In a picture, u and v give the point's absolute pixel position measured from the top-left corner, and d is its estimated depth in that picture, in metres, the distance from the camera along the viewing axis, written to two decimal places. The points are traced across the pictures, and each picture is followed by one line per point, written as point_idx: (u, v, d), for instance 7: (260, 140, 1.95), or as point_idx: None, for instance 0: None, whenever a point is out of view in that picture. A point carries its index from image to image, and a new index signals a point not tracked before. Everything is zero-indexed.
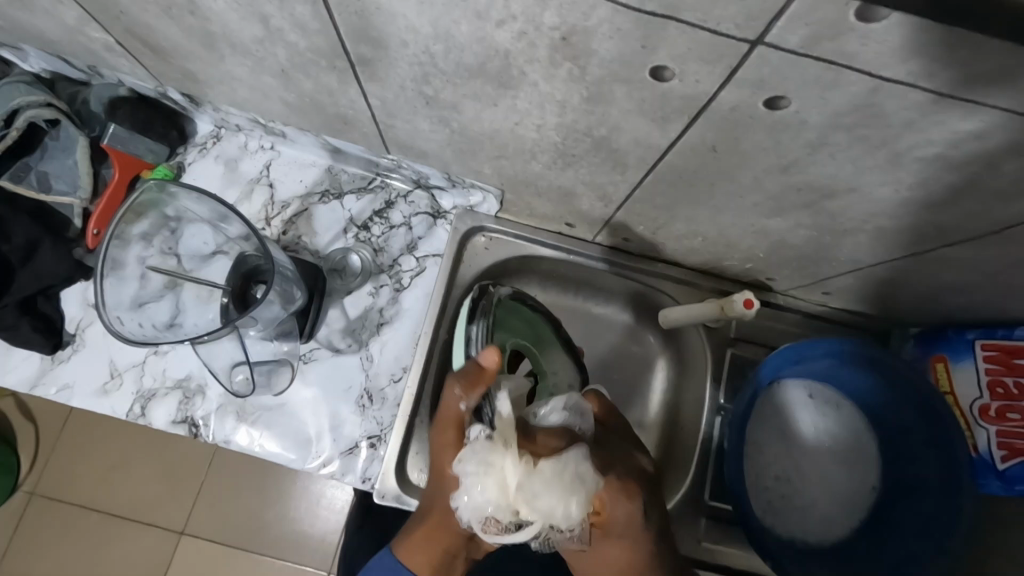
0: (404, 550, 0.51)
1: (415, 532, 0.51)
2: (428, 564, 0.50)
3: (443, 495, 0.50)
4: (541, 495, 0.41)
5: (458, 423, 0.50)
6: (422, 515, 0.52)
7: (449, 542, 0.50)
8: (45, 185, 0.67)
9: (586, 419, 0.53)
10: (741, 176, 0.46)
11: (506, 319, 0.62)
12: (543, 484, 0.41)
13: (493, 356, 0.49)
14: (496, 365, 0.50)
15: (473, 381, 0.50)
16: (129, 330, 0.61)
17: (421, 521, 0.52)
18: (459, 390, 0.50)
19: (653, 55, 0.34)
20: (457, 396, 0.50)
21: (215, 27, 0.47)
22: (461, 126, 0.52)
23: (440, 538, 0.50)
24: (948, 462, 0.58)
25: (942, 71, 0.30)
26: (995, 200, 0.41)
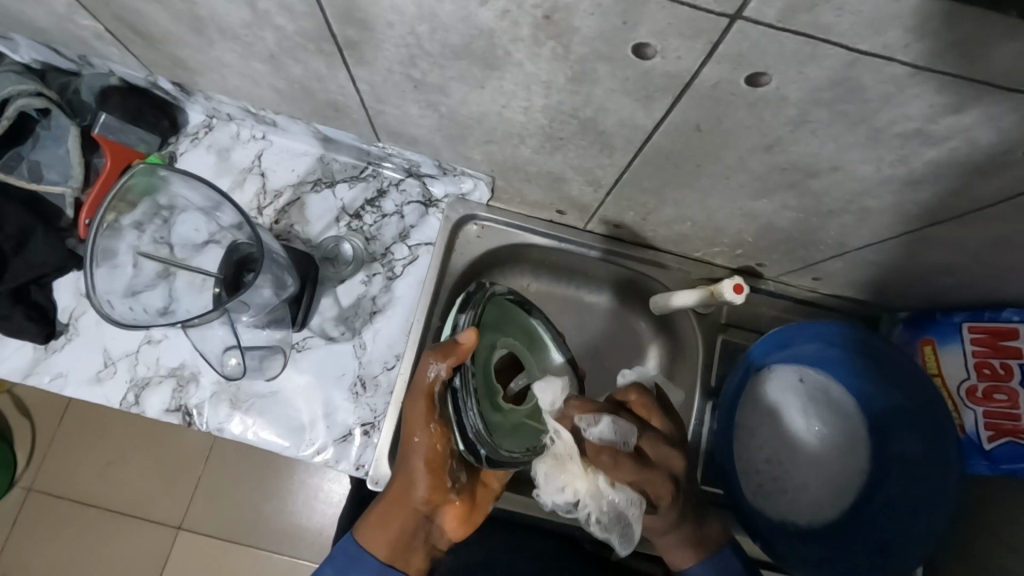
0: (362, 530, 0.53)
1: (374, 509, 0.54)
2: (387, 540, 0.52)
3: (406, 468, 0.55)
4: (589, 500, 0.51)
5: (429, 393, 0.53)
6: (382, 493, 0.56)
7: (406, 517, 0.54)
8: (36, 175, 0.68)
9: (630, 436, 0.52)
10: (726, 156, 0.47)
11: (496, 317, 0.59)
12: (593, 494, 0.51)
13: (471, 334, 0.51)
14: (473, 343, 0.51)
15: (446, 353, 0.51)
16: (121, 313, 0.61)
17: (379, 498, 0.55)
18: (431, 359, 0.52)
19: (634, 32, 0.35)
20: (431, 365, 0.52)
21: (202, 10, 0.48)
22: (449, 110, 0.53)
23: (398, 513, 0.54)
24: (938, 442, 0.59)
25: (916, 42, 0.30)
26: (973, 175, 0.41)
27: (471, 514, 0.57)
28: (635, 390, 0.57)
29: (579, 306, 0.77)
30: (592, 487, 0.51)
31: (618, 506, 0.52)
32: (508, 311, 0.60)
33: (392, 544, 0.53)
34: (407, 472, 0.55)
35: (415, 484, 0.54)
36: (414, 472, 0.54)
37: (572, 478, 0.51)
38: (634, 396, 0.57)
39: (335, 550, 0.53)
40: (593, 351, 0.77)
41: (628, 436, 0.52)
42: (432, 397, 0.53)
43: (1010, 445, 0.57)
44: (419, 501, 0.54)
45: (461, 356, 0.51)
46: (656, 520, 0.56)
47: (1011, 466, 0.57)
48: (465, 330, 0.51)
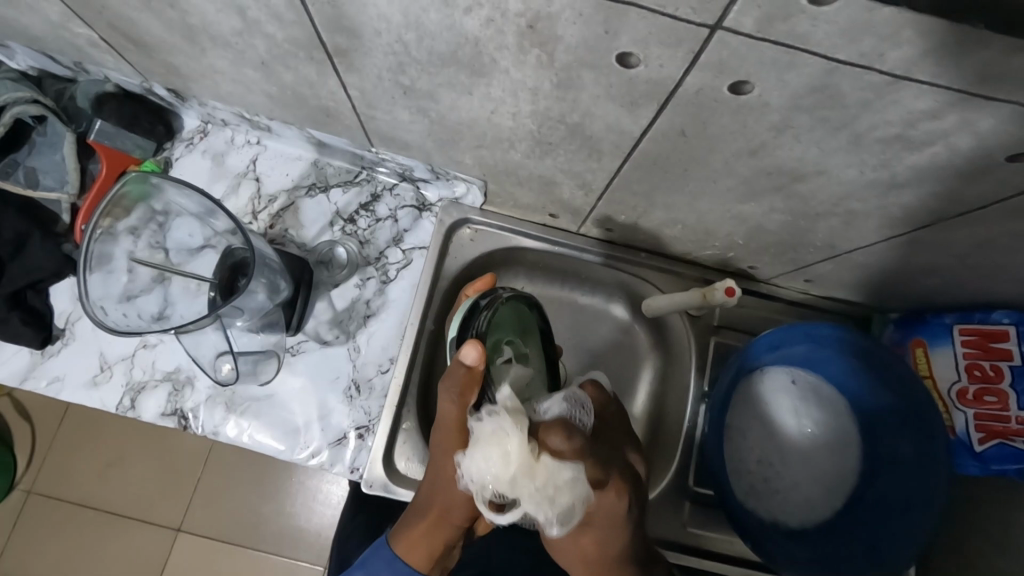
0: (401, 544, 0.51)
1: (415, 528, 0.51)
2: (428, 557, 0.51)
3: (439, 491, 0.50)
4: (527, 482, 0.40)
5: (459, 431, 0.47)
6: (420, 511, 0.51)
7: (448, 534, 0.51)
8: (32, 181, 0.68)
9: (588, 416, 0.49)
10: (712, 161, 0.47)
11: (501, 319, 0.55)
12: (534, 476, 0.40)
13: (473, 351, 0.46)
14: (479, 361, 0.46)
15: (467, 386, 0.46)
16: (113, 320, 0.62)
17: (419, 516, 0.51)
18: (455, 397, 0.47)
19: (616, 40, 0.35)
20: (453, 405, 0.47)
21: (195, 20, 0.48)
22: (439, 116, 0.53)
23: (439, 535, 0.51)
24: (928, 444, 0.60)
25: (892, 51, 0.30)
26: (955, 180, 0.42)
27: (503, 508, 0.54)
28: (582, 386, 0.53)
29: (573, 308, 0.78)
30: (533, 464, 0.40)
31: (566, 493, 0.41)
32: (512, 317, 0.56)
33: (432, 555, 0.52)
34: (443, 501, 0.49)
35: (457, 511, 0.49)
36: (455, 500, 0.49)
37: (515, 438, 0.40)
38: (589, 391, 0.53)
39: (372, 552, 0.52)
40: (587, 353, 0.77)
41: (580, 417, 0.47)
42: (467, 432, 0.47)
43: (1000, 446, 0.57)
44: (461, 520, 0.50)
45: (467, 380, 0.46)
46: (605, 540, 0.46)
47: (1001, 466, 0.57)
48: (468, 348, 0.46)
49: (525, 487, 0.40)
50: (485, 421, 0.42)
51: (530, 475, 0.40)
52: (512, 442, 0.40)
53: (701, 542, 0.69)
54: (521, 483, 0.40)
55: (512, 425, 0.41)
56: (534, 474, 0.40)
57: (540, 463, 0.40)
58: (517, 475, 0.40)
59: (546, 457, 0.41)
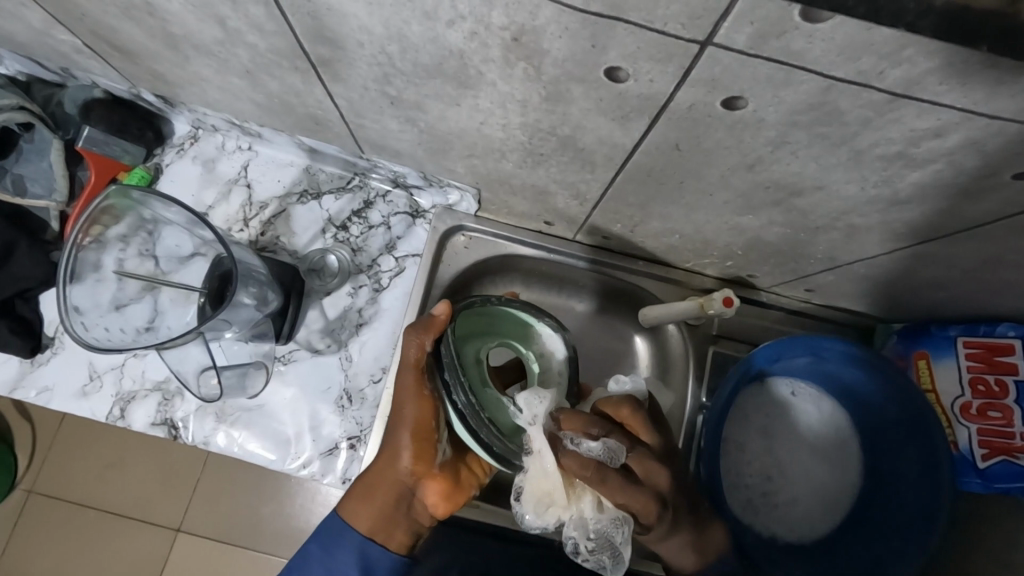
0: (346, 501, 0.55)
1: (360, 487, 0.55)
2: (370, 512, 0.53)
3: (389, 443, 0.55)
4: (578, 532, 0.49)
5: (418, 367, 0.52)
6: (369, 468, 0.56)
7: (389, 490, 0.54)
8: (20, 189, 0.67)
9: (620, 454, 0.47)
10: (708, 174, 0.46)
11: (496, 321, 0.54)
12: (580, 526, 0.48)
13: (444, 306, 0.50)
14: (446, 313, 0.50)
15: (425, 327, 0.50)
16: (95, 336, 0.61)
17: (366, 475, 0.56)
18: (412, 337, 0.51)
19: (604, 55, 0.34)
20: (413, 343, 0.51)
21: (175, 28, 0.47)
22: (428, 125, 0.52)
23: (381, 492, 0.54)
24: (931, 463, 0.58)
25: (892, 69, 0.29)
26: (959, 197, 0.40)
27: (455, 491, 0.55)
28: (627, 404, 0.50)
29: (570, 316, 0.76)
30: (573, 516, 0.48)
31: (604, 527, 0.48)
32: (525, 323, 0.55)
33: (374, 517, 0.53)
34: (391, 445, 0.55)
35: (398, 458, 0.54)
36: (399, 443, 0.54)
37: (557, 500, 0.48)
38: (626, 410, 0.50)
39: (319, 527, 0.54)
40: (585, 361, 0.76)
41: (618, 454, 0.47)
42: (421, 371, 0.52)
43: (1004, 464, 0.56)
44: (404, 473, 0.54)
45: (436, 327, 0.50)
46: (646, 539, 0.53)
47: (1005, 485, 0.55)
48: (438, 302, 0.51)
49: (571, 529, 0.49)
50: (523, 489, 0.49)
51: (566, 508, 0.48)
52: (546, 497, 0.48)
53: None
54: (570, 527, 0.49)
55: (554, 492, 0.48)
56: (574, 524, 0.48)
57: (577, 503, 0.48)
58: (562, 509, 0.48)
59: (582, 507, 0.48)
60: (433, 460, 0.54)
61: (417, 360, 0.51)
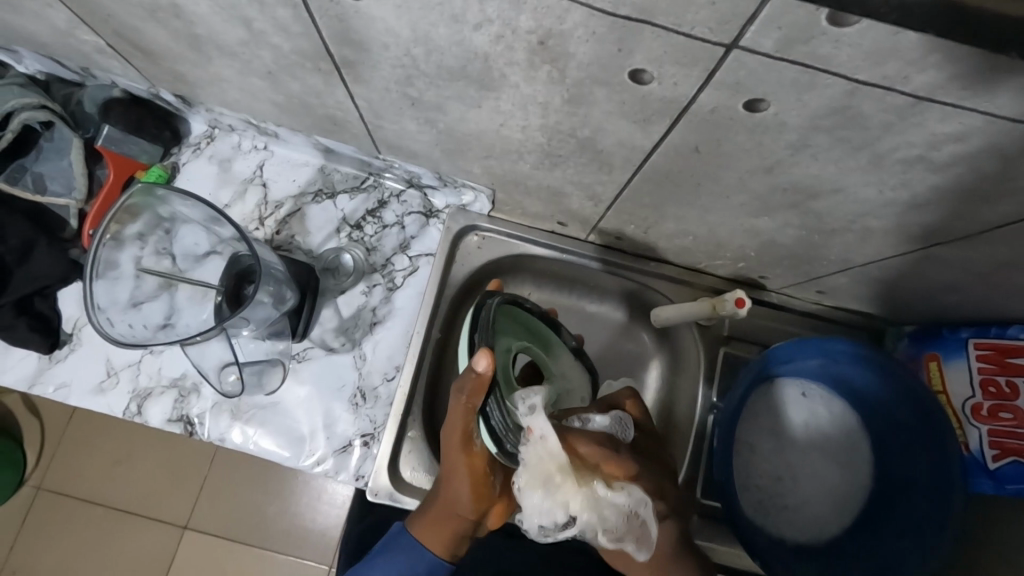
0: (417, 530, 0.54)
1: (429, 518, 0.54)
2: (444, 539, 0.53)
3: (450, 481, 0.53)
4: (595, 515, 0.46)
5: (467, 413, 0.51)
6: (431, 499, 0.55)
7: (460, 521, 0.54)
8: (40, 187, 0.68)
9: (620, 433, 0.53)
10: (726, 177, 0.46)
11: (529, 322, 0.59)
12: (597, 508, 0.46)
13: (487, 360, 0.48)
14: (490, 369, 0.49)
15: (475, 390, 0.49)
16: (119, 331, 0.62)
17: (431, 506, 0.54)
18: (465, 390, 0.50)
19: (630, 58, 0.34)
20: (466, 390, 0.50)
21: (200, 30, 0.48)
22: (447, 127, 0.53)
23: (448, 523, 0.53)
24: (943, 464, 0.58)
25: (917, 74, 0.29)
26: (977, 201, 0.40)
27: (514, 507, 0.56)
28: (629, 394, 0.59)
29: (581, 317, 0.77)
30: (590, 500, 0.46)
31: (624, 507, 0.47)
32: (535, 327, 0.60)
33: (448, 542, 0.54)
34: (454, 484, 0.53)
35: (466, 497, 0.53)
36: (462, 482, 0.53)
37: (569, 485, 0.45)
38: (629, 400, 0.58)
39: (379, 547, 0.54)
40: (596, 361, 0.76)
41: (623, 430, 0.54)
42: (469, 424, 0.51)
43: (1015, 465, 0.56)
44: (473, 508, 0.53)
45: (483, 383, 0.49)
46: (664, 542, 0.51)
47: (1016, 486, 0.56)
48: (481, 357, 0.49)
49: (588, 518, 0.46)
50: (530, 476, 0.46)
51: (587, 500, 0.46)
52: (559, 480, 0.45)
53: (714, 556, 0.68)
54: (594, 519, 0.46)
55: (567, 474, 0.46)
56: (593, 509, 0.46)
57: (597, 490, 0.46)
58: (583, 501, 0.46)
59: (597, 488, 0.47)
60: (491, 489, 0.54)
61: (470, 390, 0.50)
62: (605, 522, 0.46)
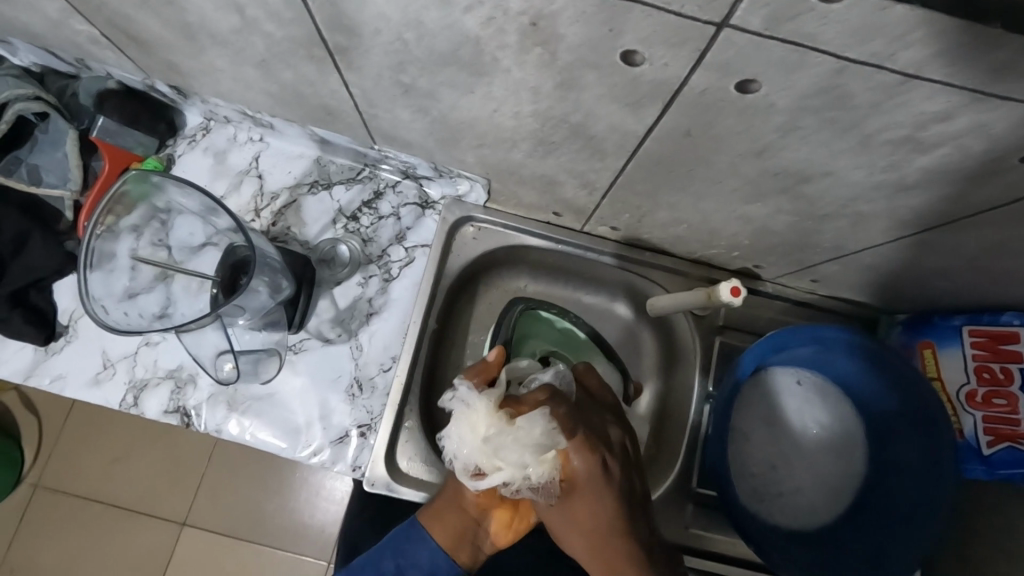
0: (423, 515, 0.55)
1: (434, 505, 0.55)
2: (444, 533, 0.53)
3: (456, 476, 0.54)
4: (507, 448, 0.47)
5: None
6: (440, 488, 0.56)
7: (460, 519, 0.53)
8: (34, 178, 0.68)
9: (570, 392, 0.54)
10: (718, 161, 0.47)
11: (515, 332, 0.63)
12: (511, 440, 0.47)
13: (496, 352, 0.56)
14: (498, 359, 0.55)
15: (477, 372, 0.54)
16: (115, 319, 0.62)
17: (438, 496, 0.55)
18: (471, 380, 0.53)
19: (619, 39, 0.35)
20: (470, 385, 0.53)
21: (193, 17, 0.48)
22: (440, 115, 0.53)
23: (450, 516, 0.54)
24: (936, 449, 0.59)
25: (903, 51, 0.30)
26: (967, 181, 0.41)
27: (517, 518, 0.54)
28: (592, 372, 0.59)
29: (577, 307, 0.77)
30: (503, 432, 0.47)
31: (537, 439, 0.46)
32: None
33: (448, 538, 0.54)
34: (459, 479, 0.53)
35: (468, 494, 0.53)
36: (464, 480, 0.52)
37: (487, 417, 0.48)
38: (590, 377, 0.58)
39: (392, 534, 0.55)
40: None
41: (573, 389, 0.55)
42: None
43: (1009, 450, 0.56)
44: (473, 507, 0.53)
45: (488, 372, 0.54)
46: (594, 503, 0.47)
47: (1008, 471, 0.56)
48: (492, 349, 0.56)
49: (503, 452, 0.47)
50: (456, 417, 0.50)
51: (503, 436, 0.47)
52: (477, 413, 0.49)
53: (708, 544, 0.68)
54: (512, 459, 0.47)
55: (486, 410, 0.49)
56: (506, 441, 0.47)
57: (517, 428, 0.47)
58: (502, 435, 0.47)
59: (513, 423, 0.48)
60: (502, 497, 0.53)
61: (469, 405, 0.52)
62: (520, 458, 0.46)
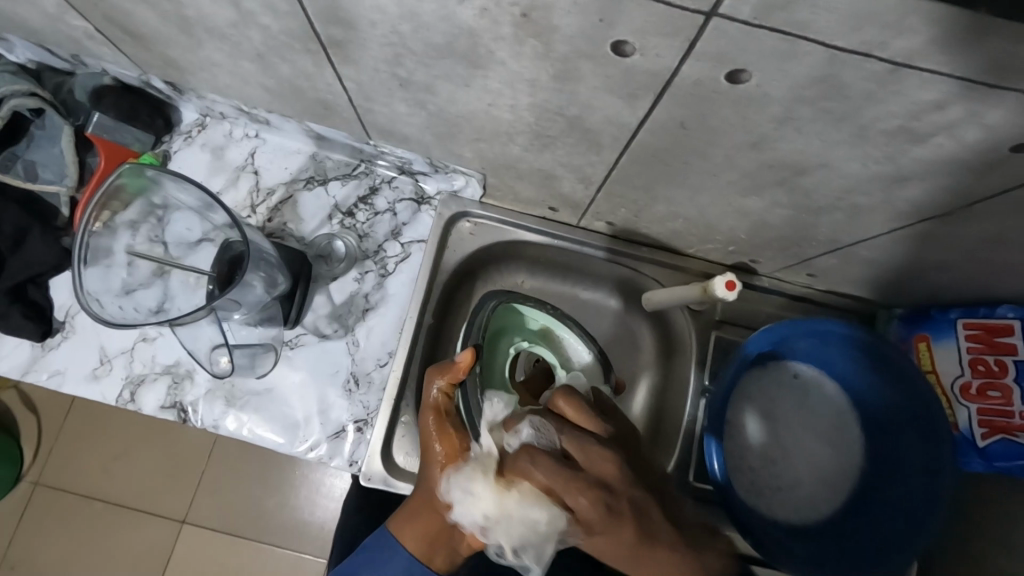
0: (395, 520, 0.53)
1: (406, 509, 0.53)
2: (417, 534, 0.51)
3: (428, 474, 0.52)
4: (514, 535, 0.44)
5: (438, 410, 0.53)
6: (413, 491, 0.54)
7: (433, 519, 0.51)
8: (31, 175, 0.68)
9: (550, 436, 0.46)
10: (714, 154, 0.47)
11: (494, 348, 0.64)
12: (513, 530, 0.43)
13: (468, 355, 0.51)
14: (469, 363, 0.51)
15: (446, 372, 0.53)
16: (111, 313, 0.62)
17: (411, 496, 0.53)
18: (437, 378, 0.53)
19: (613, 30, 0.35)
20: (436, 385, 0.53)
21: (188, 11, 0.48)
22: (437, 109, 0.53)
23: (424, 515, 0.51)
24: (932, 441, 0.59)
25: (895, 39, 0.30)
26: (962, 172, 0.41)
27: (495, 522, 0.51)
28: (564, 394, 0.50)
29: (574, 303, 0.77)
30: (505, 531, 0.44)
31: (537, 519, 0.43)
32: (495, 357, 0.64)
33: (422, 539, 0.51)
34: (428, 475, 0.52)
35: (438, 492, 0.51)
36: (434, 475, 0.51)
37: (482, 510, 0.44)
38: (562, 401, 0.49)
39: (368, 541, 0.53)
40: None
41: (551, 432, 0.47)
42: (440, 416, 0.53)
43: (1003, 442, 0.56)
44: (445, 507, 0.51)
45: (457, 373, 0.52)
46: (620, 541, 0.43)
47: (1004, 464, 0.56)
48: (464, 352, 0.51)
49: (511, 540, 0.44)
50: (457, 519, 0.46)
51: (507, 527, 0.44)
52: (472, 514, 0.45)
53: None
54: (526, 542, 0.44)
55: (477, 512, 0.45)
56: (510, 532, 0.44)
57: (516, 519, 0.43)
58: (505, 518, 0.44)
59: (508, 513, 0.43)
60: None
61: (439, 407, 0.53)
62: (531, 539, 0.44)
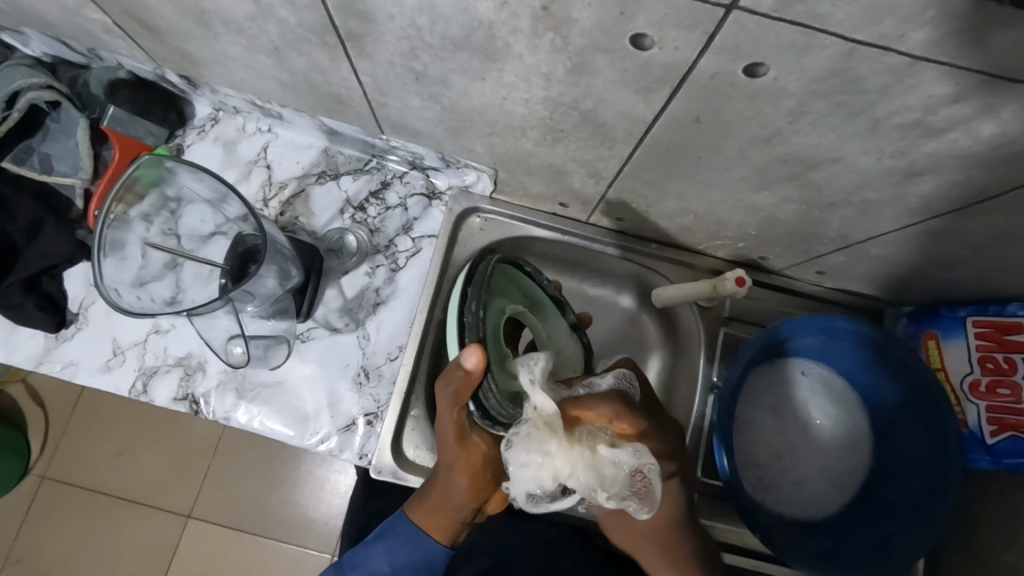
0: (413, 510, 0.56)
1: (425, 504, 0.56)
2: (438, 526, 0.55)
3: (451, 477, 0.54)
4: (592, 481, 0.45)
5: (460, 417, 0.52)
6: (428, 487, 0.56)
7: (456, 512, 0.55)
8: (46, 167, 0.68)
9: (630, 387, 0.53)
10: (726, 148, 0.47)
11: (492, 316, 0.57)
12: (592, 474, 0.45)
13: (475, 356, 0.49)
14: (479, 365, 0.49)
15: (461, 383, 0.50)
16: (127, 302, 0.62)
17: (428, 490, 0.56)
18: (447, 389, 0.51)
19: (632, 22, 0.35)
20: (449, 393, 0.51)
21: (207, 4, 0.48)
22: (450, 102, 0.53)
23: (447, 511, 0.55)
24: (939, 438, 0.59)
25: (913, 32, 0.30)
26: (975, 167, 0.41)
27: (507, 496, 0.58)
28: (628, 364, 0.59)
29: (582, 299, 0.78)
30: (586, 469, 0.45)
31: (624, 466, 0.45)
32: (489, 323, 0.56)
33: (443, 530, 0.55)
34: (450, 477, 0.54)
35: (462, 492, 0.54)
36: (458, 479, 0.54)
37: (558, 448, 0.45)
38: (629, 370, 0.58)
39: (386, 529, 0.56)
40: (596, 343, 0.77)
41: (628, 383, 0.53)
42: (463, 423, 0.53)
43: (1013, 440, 0.56)
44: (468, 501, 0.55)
45: (468, 380, 0.50)
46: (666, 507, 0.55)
47: (1013, 460, 0.56)
48: (470, 353, 0.49)
49: (585, 480, 0.45)
50: (524, 456, 0.45)
51: (586, 472, 0.45)
52: (550, 450, 0.45)
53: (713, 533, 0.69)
54: (599, 491, 0.45)
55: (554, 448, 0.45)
56: (592, 475, 0.45)
57: (599, 461, 0.45)
58: (595, 462, 0.45)
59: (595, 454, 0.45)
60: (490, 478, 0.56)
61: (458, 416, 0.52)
62: (607, 486, 0.45)
